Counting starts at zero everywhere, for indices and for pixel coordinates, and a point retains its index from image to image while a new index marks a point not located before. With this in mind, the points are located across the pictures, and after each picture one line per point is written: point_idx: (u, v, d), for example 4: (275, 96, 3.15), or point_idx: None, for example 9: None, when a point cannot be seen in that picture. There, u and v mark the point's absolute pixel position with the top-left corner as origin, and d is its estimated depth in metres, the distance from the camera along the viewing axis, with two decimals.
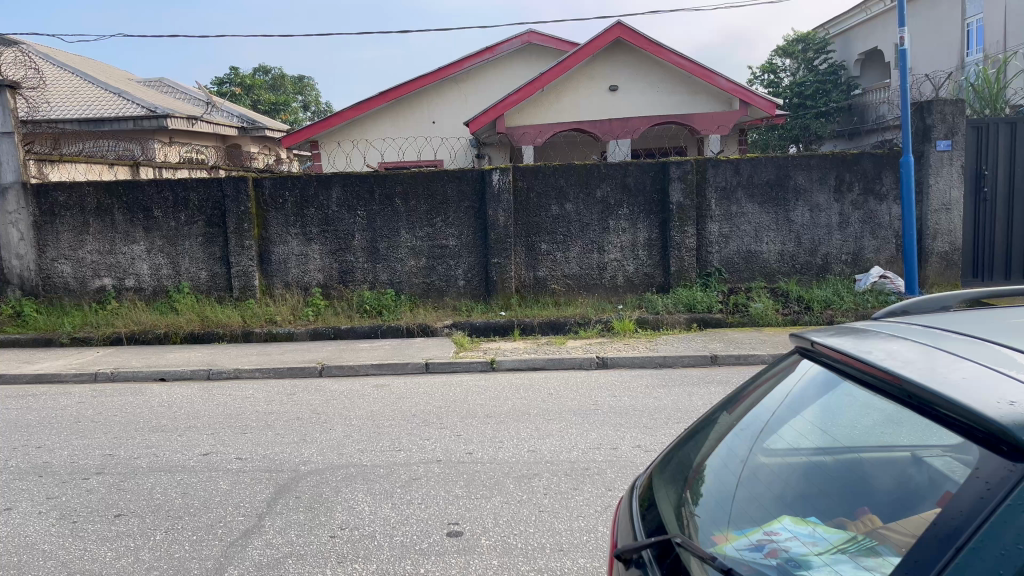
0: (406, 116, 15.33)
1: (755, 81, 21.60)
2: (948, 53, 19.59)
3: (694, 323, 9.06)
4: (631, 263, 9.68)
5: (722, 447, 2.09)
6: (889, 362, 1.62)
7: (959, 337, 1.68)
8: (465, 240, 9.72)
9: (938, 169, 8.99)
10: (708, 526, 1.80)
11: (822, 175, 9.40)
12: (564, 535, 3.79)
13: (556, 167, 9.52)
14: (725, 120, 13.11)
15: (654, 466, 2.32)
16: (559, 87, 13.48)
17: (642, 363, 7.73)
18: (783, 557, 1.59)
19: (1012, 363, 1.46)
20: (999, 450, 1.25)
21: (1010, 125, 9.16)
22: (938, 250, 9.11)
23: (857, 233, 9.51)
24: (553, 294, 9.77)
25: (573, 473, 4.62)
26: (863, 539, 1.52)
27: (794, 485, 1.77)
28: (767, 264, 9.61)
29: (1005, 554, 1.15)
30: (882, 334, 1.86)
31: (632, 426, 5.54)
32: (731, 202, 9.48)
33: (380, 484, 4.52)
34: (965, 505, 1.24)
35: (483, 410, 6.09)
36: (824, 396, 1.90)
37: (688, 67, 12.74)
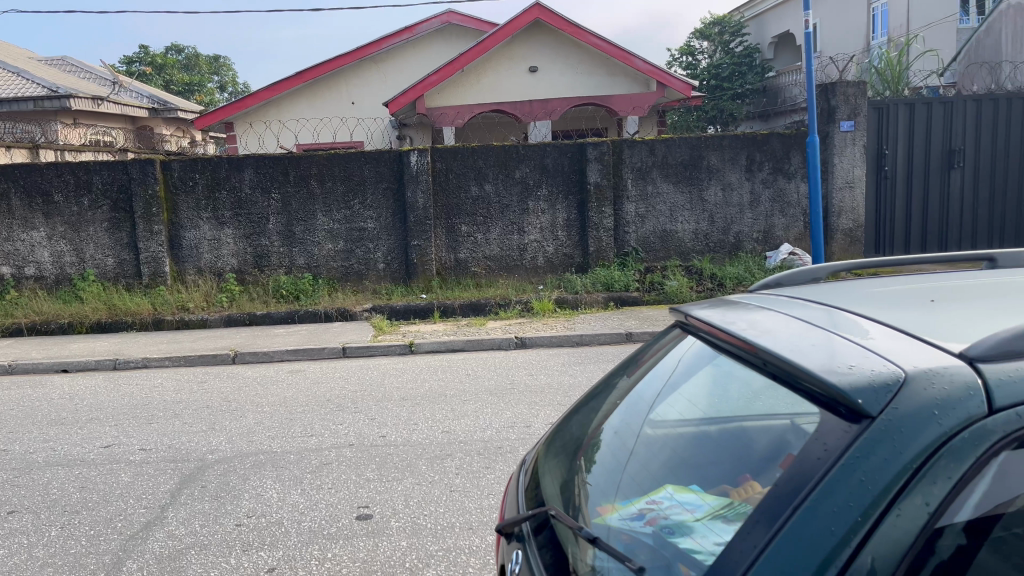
0: (324, 97, 15.02)
1: (673, 63, 21.91)
2: (855, 36, 20.24)
3: (611, 301, 9.24)
4: (551, 244, 9.74)
5: (611, 419, 2.12)
6: (749, 333, 1.69)
7: (818, 307, 1.77)
8: (384, 222, 9.60)
9: (842, 149, 9.35)
10: (595, 497, 1.82)
11: (734, 155, 9.61)
12: (474, 514, 3.81)
13: (473, 148, 9.47)
14: (641, 101, 13.29)
15: (544, 442, 2.35)
16: (479, 67, 13.46)
17: (560, 342, 7.83)
18: (660, 525, 1.63)
19: (856, 330, 1.54)
20: (837, 412, 1.31)
21: (909, 106, 9.51)
22: (843, 227, 9.50)
23: (767, 211, 9.77)
24: (474, 276, 9.75)
25: (487, 452, 4.64)
26: (740, 505, 1.50)
27: (672, 454, 1.81)
28: (682, 243, 9.79)
29: (837, 511, 1.20)
30: (751, 306, 1.94)
31: (547, 404, 5.61)
32: (647, 181, 9.61)
33: (289, 471, 4.45)
34: (803, 466, 1.29)
35: (400, 393, 6.06)
36: (700, 366, 1.95)
37: (606, 49, 12.87)
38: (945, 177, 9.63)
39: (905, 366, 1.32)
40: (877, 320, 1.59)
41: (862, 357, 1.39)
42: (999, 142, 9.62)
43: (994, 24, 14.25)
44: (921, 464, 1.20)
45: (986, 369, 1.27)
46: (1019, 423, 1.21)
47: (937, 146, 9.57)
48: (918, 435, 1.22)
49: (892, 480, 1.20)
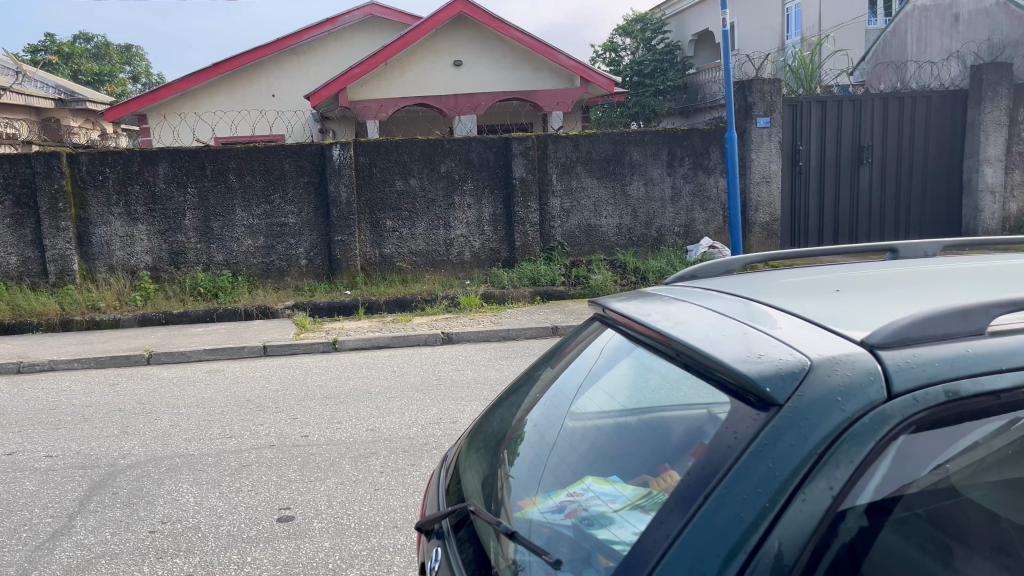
0: (242, 89, 14.62)
1: (597, 59, 22.14)
2: (770, 36, 20.82)
3: (538, 295, 9.30)
4: (477, 238, 9.72)
5: (533, 411, 2.12)
6: (664, 325, 1.73)
7: (730, 297, 1.81)
8: (306, 217, 9.41)
9: (758, 144, 9.61)
10: (517, 491, 1.82)
11: (656, 150, 9.77)
12: (399, 512, 3.77)
13: (397, 142, 9.37)
14: (565, 97, 13.41)
15: (465, 437, 2.33)
16: (403, 61, 13.33)
17: (486, 336, 7.82)
18: (580, 517, 1.64)
19: (766, 319, 1.58)
20: (748, 400, 1.33)
21: (821, 103, 9.85)
22: (760, 220, 9.77)
23: (688, 206, 9.97)
24: (399, 271, 9.64)
25: (412, 449, 4.60)
26: (657, 494, 1.51)
27: (591, 446, 1.82)
28: (606, 237, 9.90)
29: (745, 498, 1.23)
30: (667, 297, 1.97)
31: (473, 399, 5.60)
32: (572, 176, 9.69)
33: (207, 474, 4.32)
34: (714, 455, 1.31)
35: (323, 392, 5.95)
36: (617, 357, 1.97)
37: (530, 44, 12.92)
38: (855, 171, 10.02)
39: (810, 354, 1.35)
40: (786, 310, 1.63)
41: (770, 347, 1.42)
42: (905, 138, 10.04)
43: (900, 25, 14.82)
44: (825, 449, 1.24)
45: (886, 355, 1.31)
46: (917, 406, 1.25)
47: (847, 142, 9.96)
48: (823, 421, 1.25)
49: (798, 466, 1.23)
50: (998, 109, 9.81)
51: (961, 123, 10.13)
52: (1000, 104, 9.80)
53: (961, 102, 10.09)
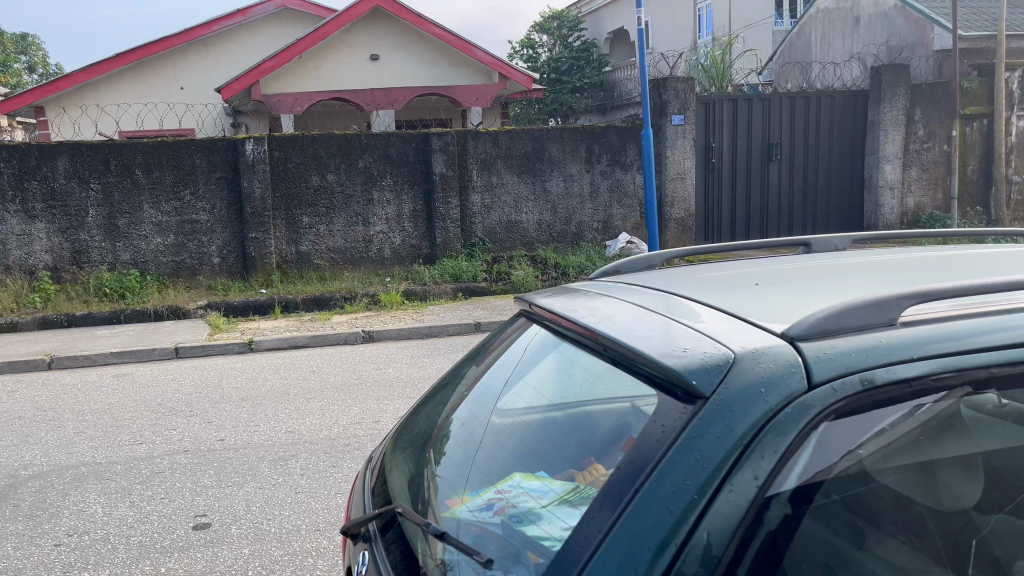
0: (148, 80, 14.06)
1: (515, 55, 22.26)
2: (683, 35, 21.37)
3: (459, 292, 9.28)
4: (397, 235, 9.61)
5: (460, 409, 2.10)
6: (590, 320, 1.74)
7: (653, 292, 1.84)
8: (218, 213, 9.12)
9: (674, 141, 9.82)
10: (444, 489, 1.80)
11: (574, 147, 9.86)
12: (321, 515, 3.69)
13: (313, 136, 9.18)
14: (484, 93, 13.36)
15: (390, 437, 2.29)
16: (317, 53, 13.06)
17: (408, 334, 7.75)
18: (508, 514, 1.63)
19: (689, 313, 1.61)
20: (675, 394, 1.35)
21: (732, 101, 10.14)
22: (676, 216, 9.98)
23: (606, 202, 10.10)
24: (317, 269, 9.45)
25: (334, 450, 4.51)
26: (585, 488, 1.51)
27: (518, 442, 1.81)
28: (527, 234, 9.94)
29: (676, 491, 1.24)
30: (591, 292, 1.99)
31: (396, 397, 5.53)
32: (492, 172, 9.68)
33: (116, 482, 4.13)
34: (642, 449, 1.33)
35: (239, 394, 5.77)
36: (542, 353, 1.98)
37: (448, 39, 12.87)
38: (764, 168, 10.36)
39: (734, 347, 1.38)
40: (709, 304, 1.66)
41: (694, 340, 1.45)
42: (811, 136, 10.43)
43: (805, 27, 15.58)
44: (750, 440, 1.26)
45: (806, 347, 1.35)
46: (836, 396, 1.29)
47: (757, 139, 10.28)
48: (747, 413, 1.28)
49: (725, 458, 1.25)
50: (897, 109, 10.25)
51: (863, 122, 10.56)
52: (898, 104, 10.24)
53: (862, 103, 10.53)
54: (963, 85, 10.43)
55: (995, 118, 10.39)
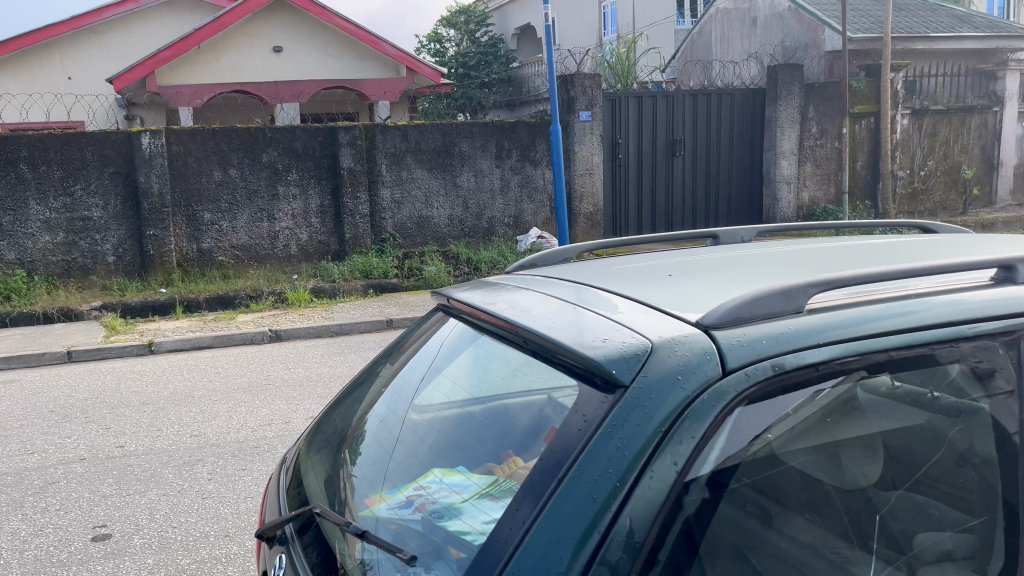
0: (32, 69, 13.27)
1: (421, 49, 22.14)
2: (588, 32, 21.72)
3: (370, 288, 9.15)
4: (304, 231, 9.40)
5: (377, 407, 2.06)
6: (509, 314, 1.74)
7: (570, 285, 1.86)
8: (112, 210, 8.70)
9: (582, 137, 9.96)
10: (363, 489, 1.77)
11: (484, 142, 9.86)
12: (230, 520, 3.57)
13: (215, 129, 8.87)
14: (391, 87, 13.31)
15: (305, 437, 2.24)
16: (217, 45, 12.61)
17: (317, 332, 7.59)
18: (429, 511, 1.62)
19: (607, 305, 1.64)
20: (595, 384, 1.37)
21: (638, 98, 10.35)
22: (585, 211, 10.14)
23: (516, 197, 10.14)
24: (220, 267, 9.14)
25: (243, 453, 4.38)
26: (505, 481, 1.51)
27: (437, 437, 1.79)
28: (438, 229, 9.88)
29: (598, 478, 1.26)
30: (510, 286, 1.99)
31: (306, 397, 5.41)
32: (401, 167, 9.58)
33: (5, 495, 3.89)
34: (564, 440, 1.34)
35: (139, 398, 5.52)
36: (460, 348, 1.96)
37: (354, 32, 12.70)
38: (669, 163, 10.62)
39: (651, 337, 1.41)
40: (626, 295, 1.69)
41: (613, 332, 1.47)
42: (713, 133, 10.76)
43: (705, 26, 16.05)
44: (669, 427, 1.29)
45: (720, 335, 1.39)
46: (748, 381, 1.34)
47: (661, 136, 10.52)
48: (665, 400, 1.31)
49: (645, 445, 1.28)
50: (792, 108, 10.68)
51: (761, 119, 10.96)
52: (793, 103, 10.67)
53: (760, 101, 10.92)
54: (852, 85, 10.98)
55: (881, 116, 10.99)
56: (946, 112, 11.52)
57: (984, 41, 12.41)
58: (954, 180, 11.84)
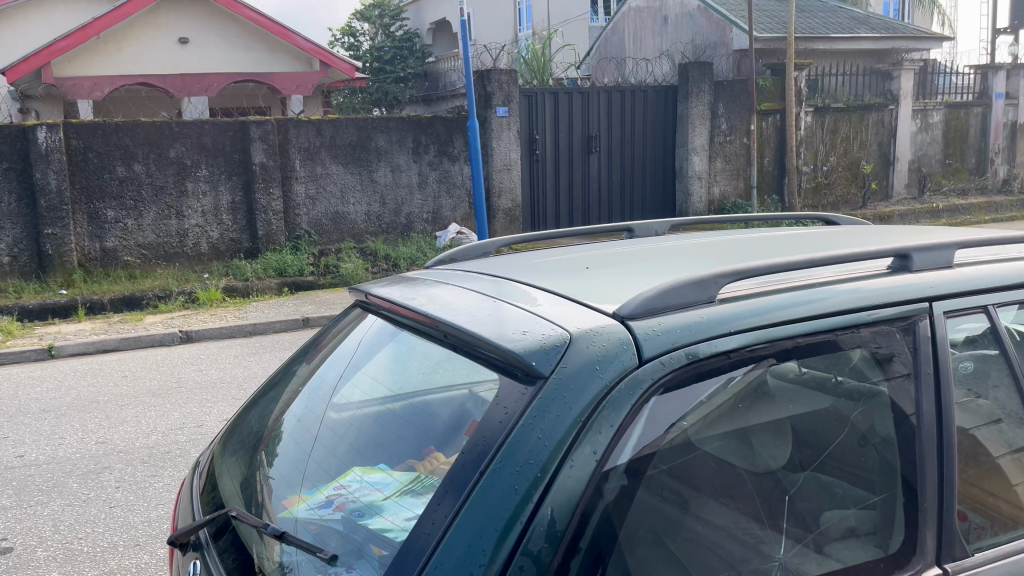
0: None
1: (335, 43, 21.78)
2: (503, 28, 21.79)
3: (285, 287, 8.97)
4: (215, 228, 9.12)
5: (296, 406, 2.02)
6: (429, 308, 1.73)
7: (489, 279, 1.86)
8: (6, 208, 8.24)
9: (499, 133, 9.99)
10: (280, 491, 1.73)
11: (400, 137, 9.77)
12: (141, 528, 3.44)
13: (117, 123, 8.51)
14: (305, 80, 12.93)
15: (219, 439, 2.17)
16: (119, 35, 12.10)
17: (229, 333, 7.38)
18: (349, 509, 1.60)
19: (527, 298, 1.65)
20: (516, 375, 1.38)
21: (553, 95, 10.45)
22: (503, 206, 10.17)
23: (434, 192, 10.10)
24: (125, 267, 8.77)
25: (153, 459, 4.22)
26: (426, 477, 1.50)
27: (357, 435, 1.77)
28: (355, 225, 9.74)
29: (520, 470, 1.27)
30: (429, 281, 1.98)
31: (220, 399, 5.25)
32: (316, 162, 9.40)
33: None
34: (486, 431, 1.34)
35: (40, 405, 5.25)
36: (378, 345, 1.94)
37: (263, 24, 12.44)
38: (585, 159, 10.76)
39: (570, 328, 1.43)
40: (544, 288, 1.70)
41: (533, 325, 1.48)
42: (627, 130, 10.94)
43: (618, 24, 16.30)
44: (589, 416, 1.31)
45: (635, 326, 1.42)
46: (665, 369, 1.37)
47: (577, 131, 10.65)
48: (585, 390, 1.33)
49: (565, 434, 1.29)
50: (702, 105, 10.97)
51: (673, 116, 11.21)
52: (703, 100, 10.97)
53: (672, 98, 11.15)
54: (759, 83, 11.37)
55: (786, 113, 11.41)
56: (846, 110, 12.06)
57: (880, 42, 13.02)
58: (855, 175, 12.39)
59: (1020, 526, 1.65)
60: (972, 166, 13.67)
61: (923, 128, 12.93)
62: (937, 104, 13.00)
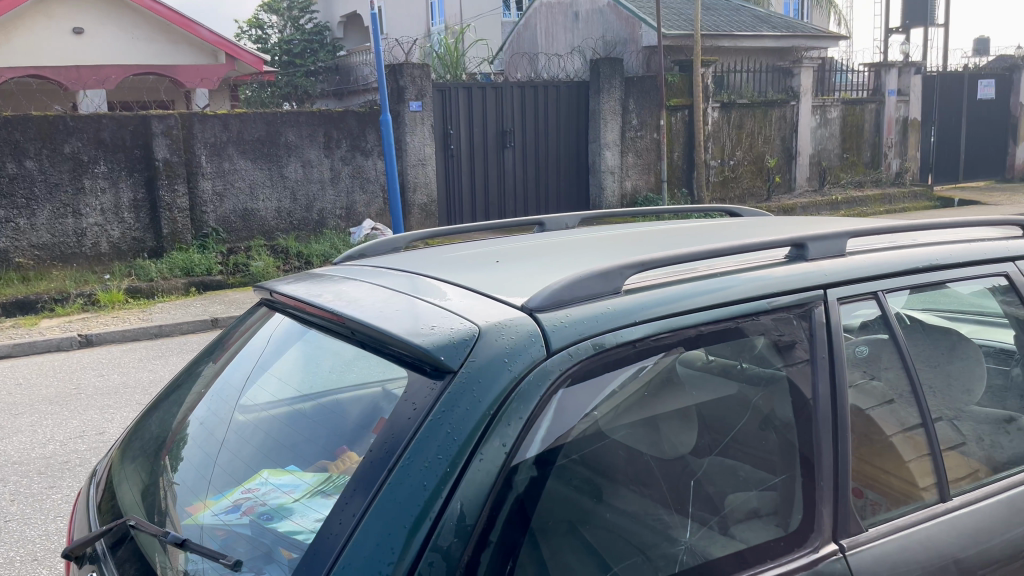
0: None
1: (241, 35, 21.19)
2: (416, 21, 21.63)
3: (192, 287, 8.68)
4: (116, 227, 8.73)
5: (202, 407, 1.95)
6: (335, 304, 1.70)
7: (399, 274, 1.84)
8: None
9: (412, 128, 9.90)
10: (184, 497, 1.67)
11: (311, 132, 9.58)
12: (38, 543, 3.27)
13: (5, 118, 8.05)
14: (210, 74, 12.60)
15: (119, 445, 2.08)
16: (7, 24, 11.48)
17: (133, 336, 7.09)
18: (258, 513, 1.56)
19: (437, 292, 1.63)
20: (424, 371, 1.37)
21: (467, 90, 10.44)
22: (418, 202, 10.09)
23: (347, 188, 9.94)
24: (17, 269, 8.30)
25: (51, 470, 4.01)
26: (337, 477, 1.47)
27: (267, 436, 1.72)
28: (265, 222, 9.49)
29: (428, 466, 1.26)
30: (336, 277, 1.95)
31: (123, 405, 5.04)
32: (222, 158, 9.12)
33: None
34: (394, 428, 1.33)
35: None
36: (286, 344, 1.89)
37: (163, 14, 11.97)
38: (500, 154, 10.78)
39: (478, 322, 1.43)
40: (454, 282, 1.69)
41: (443, 319, 1.47)
42: (540, 124, 11.01)
43: (530, 19, 16.42)
44: (497, 409, 1.31)
45: (543, 318, 1.43)
46: (572, 360, 1.38)
47: (491, 127, 10.66)
48: (494, 383, 1.32)
49: (473, 429, 1.29)
50: (613, 101, 11.14)
51: (585, 110, 11.34)
52: (614, 96, 11.15)
53: (584, 93, 11.29)
54: (667, 79, 11.65)
55: (694, 109, 11.72)
56: (750, 106, 12.47)
57: (781, 40, 13.51)
58: (760, 168, 12.80)
59: (915, 499, 1.71)
60: (867, 160, 14.31)
61: (822, 124, 13.49)
62: (834, 100, 13.60)
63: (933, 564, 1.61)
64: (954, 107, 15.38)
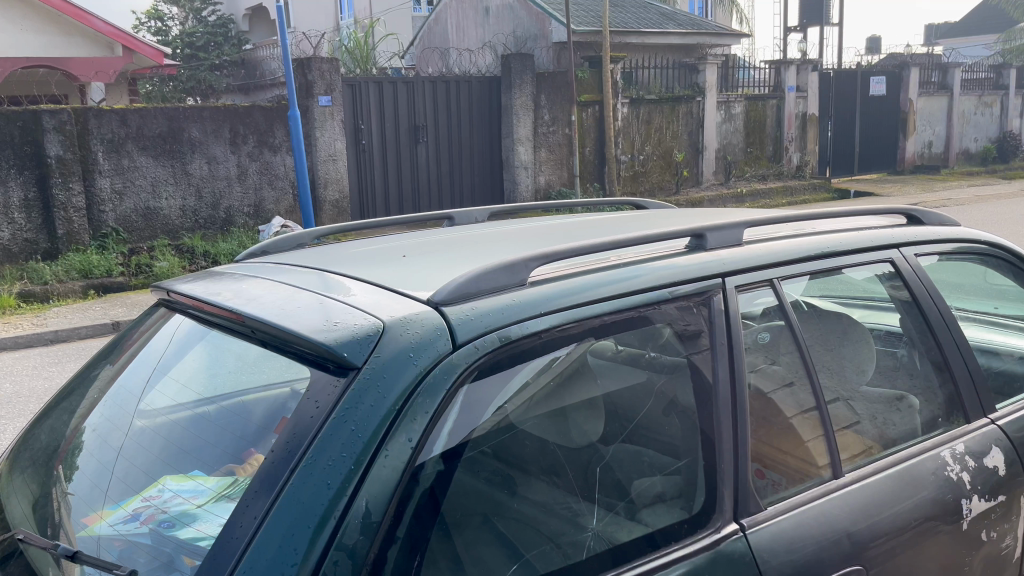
0: None
1: (140, 28, 20.36)
2: (325, 14, 21.26)
3: (91, 289, 8.28)
4: (5, 229, 8.25)
5: (100, 411, 1.87)
6: (235, 302, 1.66)
7: (304, 270, 1.80)
8: None
9: (322, 123, 9.72)
10: (80, 507, 1.60)
11: (216, 128, 9.29)
12: None
13: None
14: (106, 67, 12.17)
15: (8, 455, 1.97)
16: None
17: (27, 342, 6.72)
18: (158, 521, 1.50)
19: (342, 289, 1.60)
20: (327, 368, 1.35)
21: (377, 85, 10.31)
22: (329, 198, 9.89)
23: (255, 184, 9.68)
24: None
25: None
26: (241, 481, 1.42)
27: (168, 441, 1.66)
28: (168, 220, 9.15)
29: (333, 464, 1.24)
30: (236, 275, 1.89)
31: (16, 416, 4.77)
32: (121, 155, 8.76)
33: None
34: (298, 426, 1.30)
35: None
36: (185, 344, 1.83)
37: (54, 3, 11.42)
38: (414, 149, 10.69)
39: (383, 317, 1.41)
40: (359, 278, 1.66)
41: (346, 315, 1.45)
42: (452, 119, 10.97)
43: (440, 14, 16.36)
44: (402, 405, 1.30)
45: (450, 311, 1.42)
46: (479, 352, 1.38)
47: (403, 121, 10.57)
48: (399, 378, 1.31)
49: (378, 424, 1.28)
50: (524, 95, 11.19)
51: (497, 106, 11.33)
52: (526, 91, 11.20)
53: (496, 89, 11.28)
54: (578, 75, 11.82)
55: (604, 105, 11.92)
56: (659, 101, 12.77)
57: (686, 37, 13.89)
58: (668, 163, 13.12)
59: (811, 477, 1.78)
60: (770, 154, 14.81)
61: (726, 119, 13.92)
62: (737, 96, 14.06)
63: (827, 538, 1.68)
64: (848, 103, 16.11)
